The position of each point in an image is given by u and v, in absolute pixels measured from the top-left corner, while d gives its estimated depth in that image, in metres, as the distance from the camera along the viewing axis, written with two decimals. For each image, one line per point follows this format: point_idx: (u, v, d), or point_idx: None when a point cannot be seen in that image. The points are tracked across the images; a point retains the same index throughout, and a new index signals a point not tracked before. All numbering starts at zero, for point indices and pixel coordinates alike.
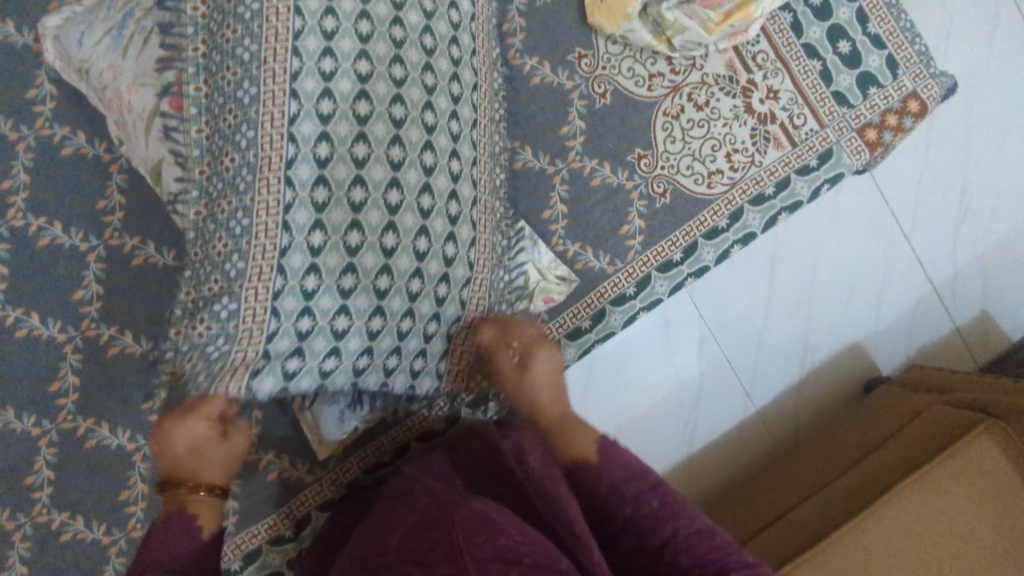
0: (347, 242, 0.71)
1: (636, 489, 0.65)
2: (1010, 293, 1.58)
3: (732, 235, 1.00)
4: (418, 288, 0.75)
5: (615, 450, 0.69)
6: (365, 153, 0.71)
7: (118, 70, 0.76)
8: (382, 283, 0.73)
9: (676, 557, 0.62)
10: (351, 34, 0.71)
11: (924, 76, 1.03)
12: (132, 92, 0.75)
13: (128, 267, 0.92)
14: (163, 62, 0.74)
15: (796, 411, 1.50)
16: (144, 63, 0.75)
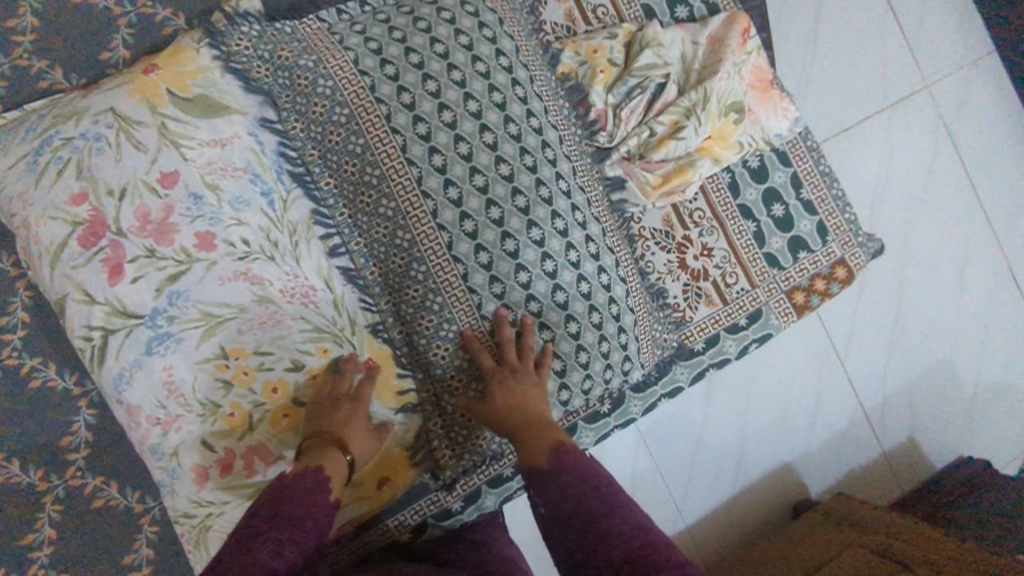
0: (515, 303, 0.79)
1: (583, 490, 0.66)
2: (935, 422, 1.63)
3: (660, 389, 1.00)
4: (571, 304, 0.80)
5: (568, 455, 0.70)
6: (494, 236, 0.78)
7: (27, 200, 0.74)
8: (559, 316, 0.80)
9: (608, 552, 0.61)
10: (427, 121, 0.79)
11: (852, 244, 1.07)
12: (40, 224, 0.73)
13: (24, 388, 0.86)
14: (76, 196, 0.74)
15: (723, 532, 1.50)
16: (57, 197, 0.74)
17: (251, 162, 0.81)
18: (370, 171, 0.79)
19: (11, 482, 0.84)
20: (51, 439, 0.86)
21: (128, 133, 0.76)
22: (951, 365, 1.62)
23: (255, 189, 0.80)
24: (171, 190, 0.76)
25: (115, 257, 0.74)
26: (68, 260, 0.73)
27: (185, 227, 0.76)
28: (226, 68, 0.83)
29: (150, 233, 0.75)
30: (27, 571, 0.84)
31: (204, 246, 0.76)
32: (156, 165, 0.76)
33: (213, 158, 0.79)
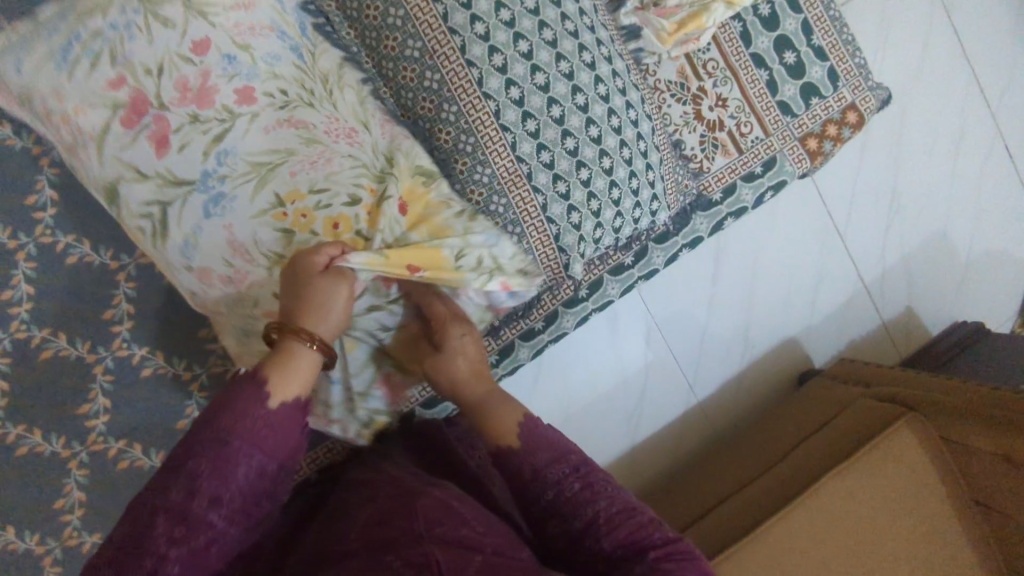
0: (549, 140, 0.83)
1: (558, 475, 0.64)
2: (933, 290, 1.66)
3: (681, 240, 1.03)
4: (599, 133, 0.84)
5: (538, 430, 0.68)
6: (524, 71, 0.81)
7: (64, 93, 0.72)
8: (593, 151, 0.84)
9: (597, 539, 0.62)
10: None
11: (863, 88, 1.07)
12: (80, 114, 0.72)
13: (62, 266, 0.87)
14: (113, 83, 0.72)
15: (734, 402, 1.54)
16: (94, 85, 0.72)
17: (275, 20, 0.80)
18: (396, 14, 0.82)
19: (61, 355, 0.87)
20: (95, 313, 0.88)
21: (152, 9, 0.73)
22: (948, 234, 1.64)
23: (283, 45, 0.79)
24: (204, 57, 0.74)
25: (161, 130, 0.73)
26: (116, 142, 0.73)
27: (223, 87, 0.74)
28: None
29: (191, 100, 0.73)
30: (86, 439, 0.87)
31: (243, 102, 0.75)
32: (186, 35, 0.74)
33: (240, 20, 0.77)
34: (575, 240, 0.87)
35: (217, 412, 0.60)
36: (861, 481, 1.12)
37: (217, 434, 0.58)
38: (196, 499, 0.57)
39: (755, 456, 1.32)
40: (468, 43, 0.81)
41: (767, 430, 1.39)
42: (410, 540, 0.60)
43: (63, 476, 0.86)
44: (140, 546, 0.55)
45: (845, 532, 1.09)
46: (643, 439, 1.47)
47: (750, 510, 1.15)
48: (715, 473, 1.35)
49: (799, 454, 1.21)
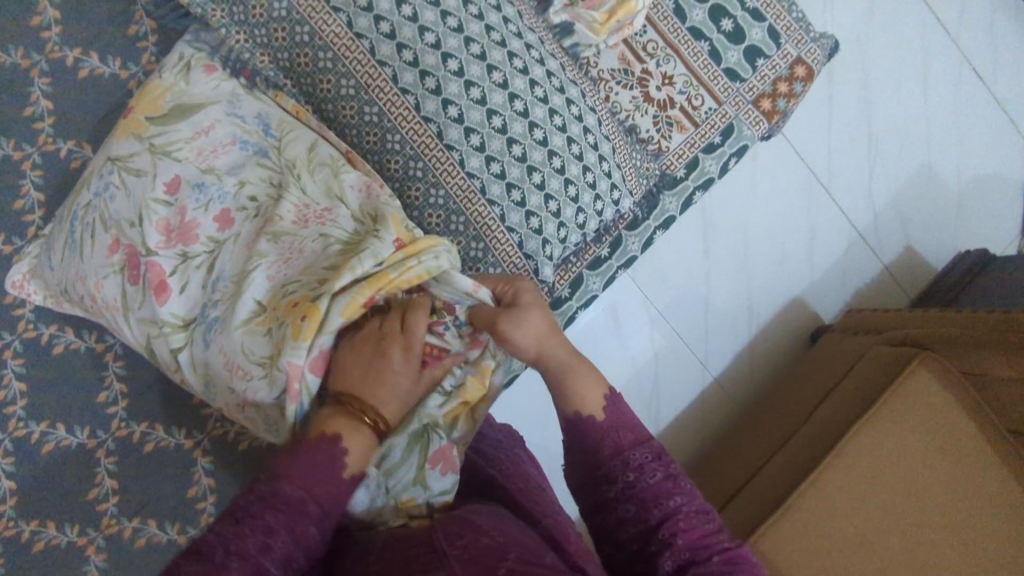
0: (495, 151, 0.83)
1: (642, 458, 0.63)
2: (928, 221, 1.60)
3: (653, 223, 1.04)
4: (543, 134, 0.85)
5: (623, 410, 0.67)
6: (458, 88, 0.82)
7: (83, 275, 0.81)
8: (541, 153, 0.84)
9: (673, 536, 0.59)
10: None
11: (806, 41, 1.07)
12: (100, 288, 0.80)
13: (50, 357, 0.90)
14: (112, 249, 0.80)
15: (752, 374, 1.49)
16: (99, 256, 0.80)
17: (237, 133, 0.83)
18: (324, 57, 0.84)
19: (61, 446, 0.88)
20: (89, 396, 0.90)
21: (126, 170, 0.81)
22: (933, 166, 1.61)
23: (249, 154, 0.83)
24: (177, 194, 0.79)
25: (155, 275, 0.76)
26: (133, 304, 0.78)
27: (201, 218, 0.79)
28: (187, 75, 0.86)
29: (174, 239, 0.78)
30: (101, 523, 0.86)
31: (224, 225, 0.79)
32: (157, 180, 0.80)
33: (202, 148, 0.81)
34: (539, 244, 0.87)
35: (284, 468, 0.60)
36: (886, 432, 1.08)
37: (295, 495, 0.58)
38: (268, 555, 0.54)
39: (779, 423, 1.27)
40: (400, 70, 0.82)
41: (785, 395, 1.35)
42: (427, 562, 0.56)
43: (83, 564, 0.85)
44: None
45: (879, 487, 1.06)
46: (666, 425, 1.43)
47: (777, 484, 1.11)
48: (741, 451, 1.30)
49: (823, 416, 1.16)
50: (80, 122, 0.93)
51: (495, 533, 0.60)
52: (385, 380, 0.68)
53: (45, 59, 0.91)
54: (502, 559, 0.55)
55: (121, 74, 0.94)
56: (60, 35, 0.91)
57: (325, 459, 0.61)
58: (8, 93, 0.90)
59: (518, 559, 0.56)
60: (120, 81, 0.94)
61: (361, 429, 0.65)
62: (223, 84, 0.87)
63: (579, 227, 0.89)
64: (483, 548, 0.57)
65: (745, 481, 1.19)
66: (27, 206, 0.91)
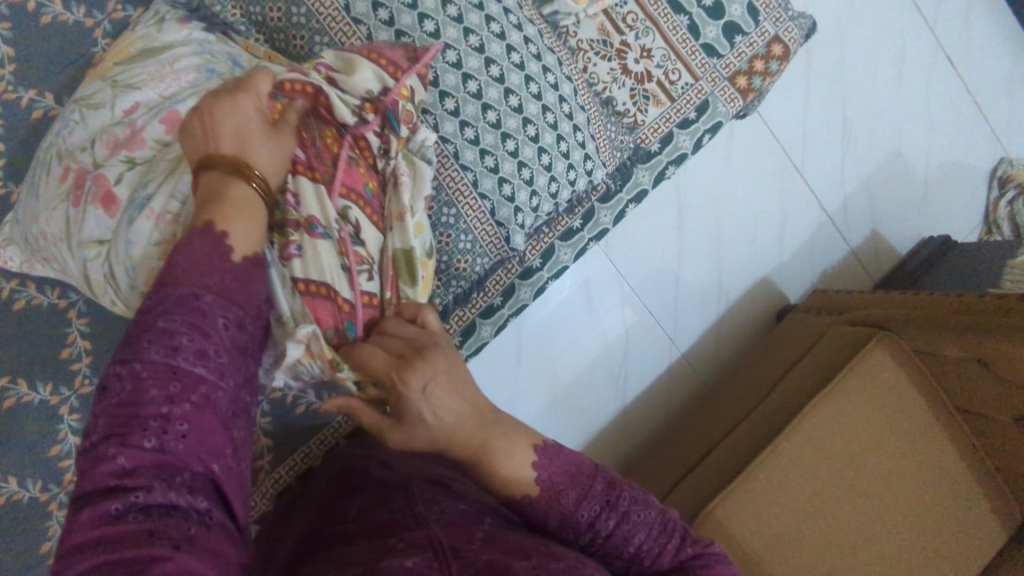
0: (470, 116, 0.83)
1: (591, 515, 0.60)
2: (895, 206, 1.64)
3: (625, 196, 1.05)
4: (518, 102, 0.84)
5: (553, 459, 0.62)
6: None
7: (40, 213, 0.79)
8: (516, 120, 0.84)
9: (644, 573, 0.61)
10: None
11: (784, 20, 1.07)
12: (50, 219, 0.77)
13: (11, 313, 0.88)
14: (64, 178, 0.77)
15: (717, 351, 1.52)
16: (53, 187, 0.77)
17: (200, 63, 0.79)
18: (298, 12, 0.83)
19: (22, 402, 0.87)
20: (52, 352, 0.88)
21: (88, 106, 0.79)
22: (902, 153, 1.64)
23: (210, 77, 0.78)
24: (133, 115, 0.76)
25: (100, 187, 0.72)
26: (75, 226, 0.74)
27: (149, 125, 0.74)
28: (160, 25, 0.83)
29: (121, 146, 0.74)
30: (63, 479, 0.87)
31: (173, 127, 0.74)
32: (115, 108, 0.77)
33: (163, 76, 0.78)
34: (511, 213, 0.88)
35: (172, 271, 0.55)
36: (843, 407, 1.12)
37: (185, 291, 0.54)
38: (179, 354, 0.51)
39: (741, 398, 1.30)
40: (375, 29, 0.81)
41: (748, 371, 1.39)
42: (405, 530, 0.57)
43: (45, 519, 0.86)
44: (138, 416, 0.49)
45: (832, 459, 1.10)
46: (633, 397, 1.45)
47: (737, 455, 1.14)
48: (704, 424, 1.33)
49: (784, 390, 1.19)
50: (41, 70, 0.90)
51: (471, 504, 0.61)
52: (238, 136, 0.65)
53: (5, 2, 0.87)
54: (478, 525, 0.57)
55: (86, 22, 0.90)
56: None
57: (204, 246, 0.57)
58: None
59: (495, 528, 0.57)
60: (84, 28, 0.90)
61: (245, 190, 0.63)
62: (195, 32, 0.83)
63: (551, 197, 0.90)
64: (458, 515, 0.58)
65: (706, 452, 1.22)
66: None
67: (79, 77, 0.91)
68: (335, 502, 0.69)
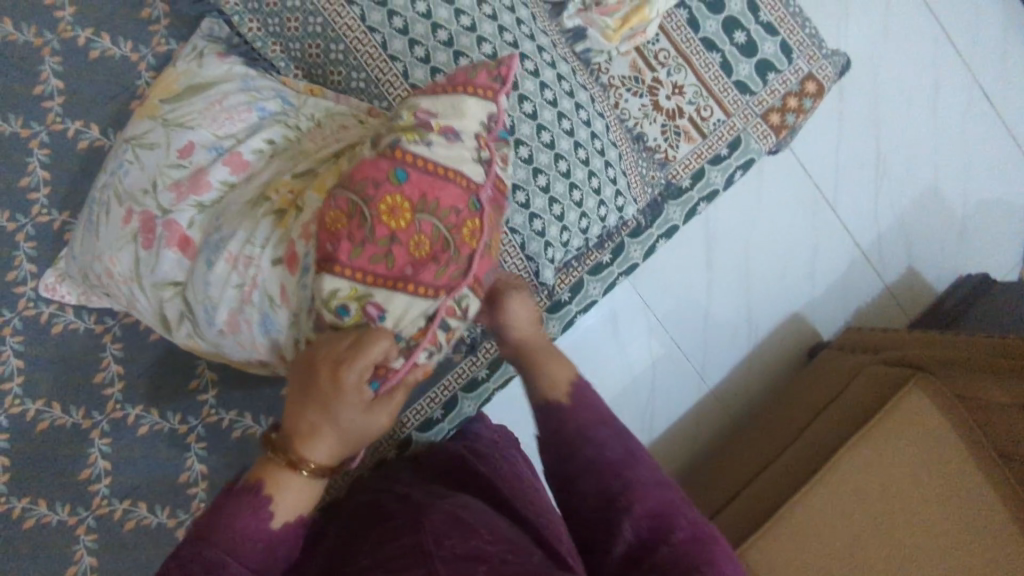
0: None
1: (580, 484, 0.62)
2: (931, 243, 1.60)
3: (656, 232, 1.04)
4: (550, 138, 0.85)
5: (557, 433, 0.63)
6: None
7: (99, 253, 0.80)
8: (547, 155, 0.84)
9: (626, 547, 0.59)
10: None
11: (817, 58, 1.07)
12: (113, 258, 0.79)
13: (48, 336, 0.90)
14: (126, 218, 0.78)
15: (748, 389, 1.49)
16: (114, 229, 0.79)
17: (251, 101, 0.82)
18: (336, 49, 0.85)
19: (56, 425, 0.88)
20: (86, 377, 0.90)
21: (142, 146, 0.81)
22: (939, 189, 1.61)
23: (265, 117, 0.81)
24: (191, 156, 0.78)
25: (175, 232, 0.75)
26: (147, 268, 0.76)
27: (212, 169, 0.76)
28: (200, 61, 0.86)
29: (185, 192, 0.76)
30: (91, 504, 0.87)
31: (236, 167, 0.76)
32: (171, 149, 0.79)
33: (216, 115, 0.80)
34: (541, 247, 0.87)
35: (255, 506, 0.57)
36: (877, 452, 1.08)
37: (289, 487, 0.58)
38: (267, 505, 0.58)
39: (773, 437, 1.27)
40: (410, 65, 0.84)
41: (779, 409, 1.36)
42: (415, 563, 0.55)
43: (72, 543, 0.86)
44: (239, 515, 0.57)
45: (865, 507, 1.06)
46: (660, 434, 1.43)
47: (763, 499, 1.11)
48: (733, 462, 1.31)
49: (815, 433, 1.16)
50: (87, 101, 0.93)
51: (488, 535, 0.60)
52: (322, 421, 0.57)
53: (58, 38, 0.91)
54: (488, 560, 0.55)
55: (131, 56, 0.94)
56: (73, 15, 0.92)
57: (244, 510, 0.56)
58: (18, 70, 0.90)
59: (503, 559, 0.56)
60: (130, 62, 0.94)
61: (296, 479, 0.59)
62: (234, 67, 0.86)
63: (580, 231, 0.89)
64: (472, 547, 0.57)
65: (733, 493, 1.19)
66: (32, 183, 0.91)
67: (122, 108, 0.94)
68: (358, 532, 0.69)
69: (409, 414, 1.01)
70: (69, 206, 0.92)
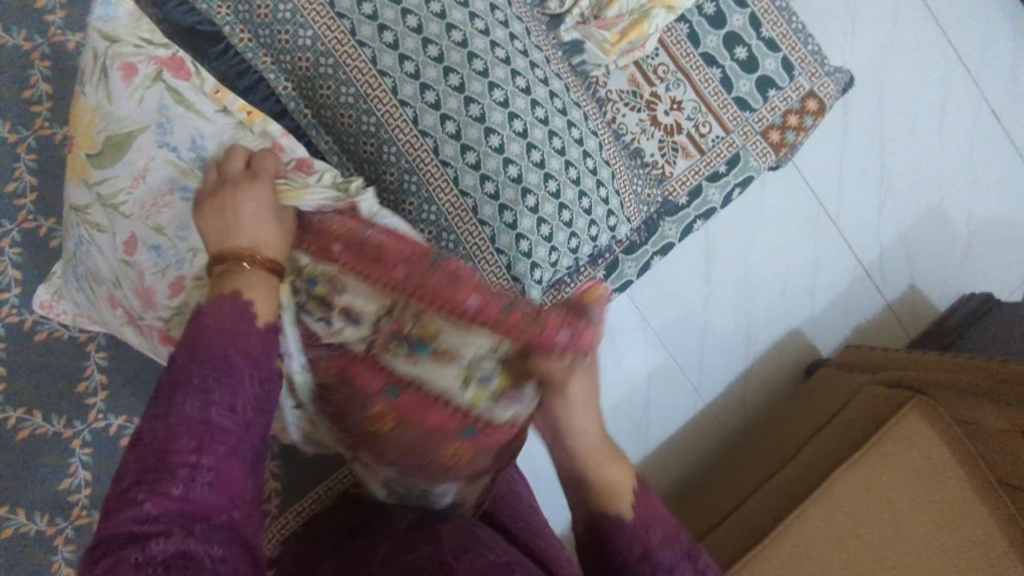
0: (491, 170, 0.82)
1: (671, 558, 0.59)
2: (933, 260, 1.58)
3: (651, 248, 1.02)
4: (540, 157, 0.84)
5: (649, 498, 0.63)
6: (458, 103, 0.82)
7: (100, 320, 0.84)
8: (537, 175, 0.84)
9: None
10: (389, 5, 0.82)
11: (819, 75, 1.05)
12: (122, 334, 0.83)
13: (31, 343, 0.89)
14: (111, 302, 0.81)
15: (743, 403, 1.47)
16: (104, 309, 0.82)
17: (171, 176, 0.74)
18: (326, 63, 0.84)
19: (37, 434, 0.87)
20: (69, 385, 0.89)
21: (88, 224, 0.77)
22: (943, 206, 1.59)
23: (187, 207, 0.74)
24: (134, 253, 0.75)
25: (162, 333, 0.79)
26: (153, 353, 0.82)
27: (158, 283, 0.75)
28: (108, 89, 0.74)
29: (148, 302, 0.77)
30: (71, 514, 0.87)
31: (178, 290, 0.75)
32: (115, 238, 0.76)
33: (142, 200, 0.74)
34: (528, 268, 0.86)
35: (205, 336, 0.55)
36: (876, 475, 1.06)
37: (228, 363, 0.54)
38: (212, 410, 0.52)
39: (769, 454, 1.25)
40: (400, 81, 0.82)
41: (775, 427, 1.34)
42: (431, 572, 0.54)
43: (49, 553, 0.86)
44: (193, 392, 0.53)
45: (866, 529, 1.04)
46: (654, 448, 1.41)
47: (760, 517, 1.09)
48: (726, 479, 1.29)
49: (811, 453, 1.14)
50: None
51: (501, 551, 0.59)
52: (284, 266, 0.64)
53: (47, 42, 0.91)
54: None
55: None
56: (64, 20, 0.91)
57: (227, 320, 0.57)
58: (7, 74, 0.90)
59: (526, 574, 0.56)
60: None
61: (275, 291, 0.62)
62: (145, 96, 0.74)
63: (569, 250, 0.88)
64: (489, 563, 0.56)
65: (730, 509, 1.17)
66: (19, 189, 0.90)
67: None
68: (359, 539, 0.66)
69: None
70: (55, 212, 0.91)
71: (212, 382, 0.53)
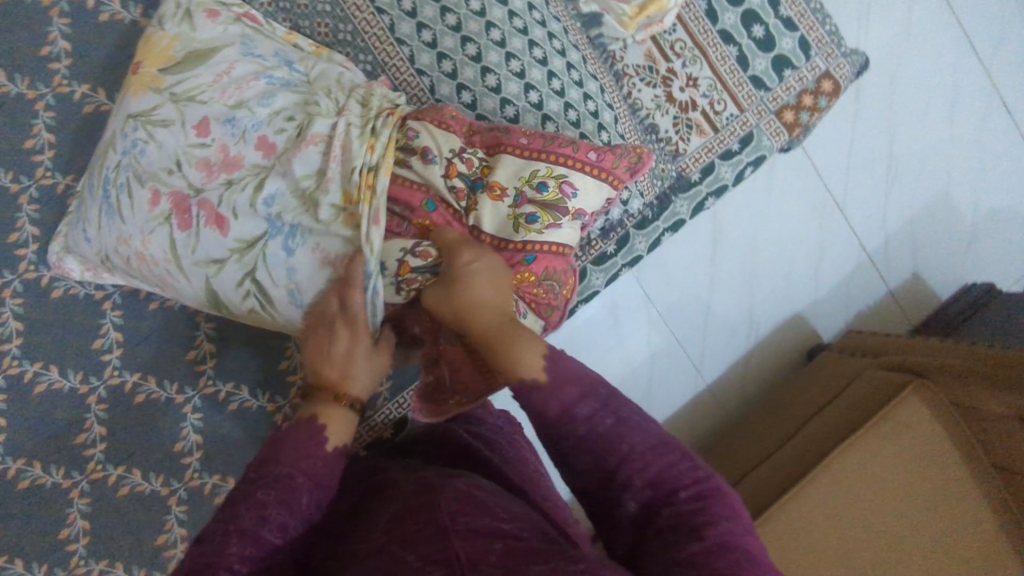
0: None
1: (588, 409, 0.60)
2: (937, 248, 1.59)
3: (663, 225, 1.02)
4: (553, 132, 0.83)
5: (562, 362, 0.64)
6: (473, 73, 0.84)
7: (128, 236, 0.81)
8: None
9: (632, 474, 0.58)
10: None
11: (836, 55, 1.05)
12: (148, 244, 0.80)
13: (48, 300, 0.90)
14: (155, 201, 0.79)
15: (743, 383, 1.49)
16: (142, 212, 0.79)
17: (258, 69, 0.81)
18: (345, 30, 0.89)
19: (53, 388, 0.89)
20: (85, 341, 0.90)
21: (151, 123, 0.80)
22: (950, 195, 1.59)
23: (274, 86, 0.80)
24: (210, 134, 0.78)
25: (209, 211, 0.77)
26: (185, 250, 0.78)
27: (243, 151, 0.77)
28: (191, 21, 0.84)
29: (216, 172, 0.77)
30: (86, 468, 0.88)
31: (267, 151, 0.77)
32: (187, 126, 0.78)
33: (225, 87, 0.79)
34: None
35: (274, 452, 0.62)
36: (879, 450, 1.08)
37: (284, 472, 0.60)
38: (267, 525, 0.57)
39: (773, 429, 1.27)
40: (418, 50, 0.86)
41: (775, 407, 1.36)
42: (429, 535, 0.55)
43: (65, 506, 0.86)
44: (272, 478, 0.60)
45: (868, 501, 1.06)
46: None
47: (763, 486, 1.12)
48: (730, 455, 1.31)
49: (815, 427, 1.16)
50: (95, 66, 0.92)
51: (501, 513, 0.59)
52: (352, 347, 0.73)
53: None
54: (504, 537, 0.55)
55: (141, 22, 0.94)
56: None
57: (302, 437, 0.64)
58: (27, 29, 0.90)
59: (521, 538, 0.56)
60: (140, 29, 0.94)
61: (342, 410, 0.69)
62: (229, 27, 0.84)
63: None
64: (487, 526, 0.56)
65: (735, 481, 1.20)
66: (37, 146, 0.90)
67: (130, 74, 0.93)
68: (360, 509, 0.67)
69: (392, 404, 1.01)
70: (73, 169, 0.92)
71: (273, 498, 0.58)
